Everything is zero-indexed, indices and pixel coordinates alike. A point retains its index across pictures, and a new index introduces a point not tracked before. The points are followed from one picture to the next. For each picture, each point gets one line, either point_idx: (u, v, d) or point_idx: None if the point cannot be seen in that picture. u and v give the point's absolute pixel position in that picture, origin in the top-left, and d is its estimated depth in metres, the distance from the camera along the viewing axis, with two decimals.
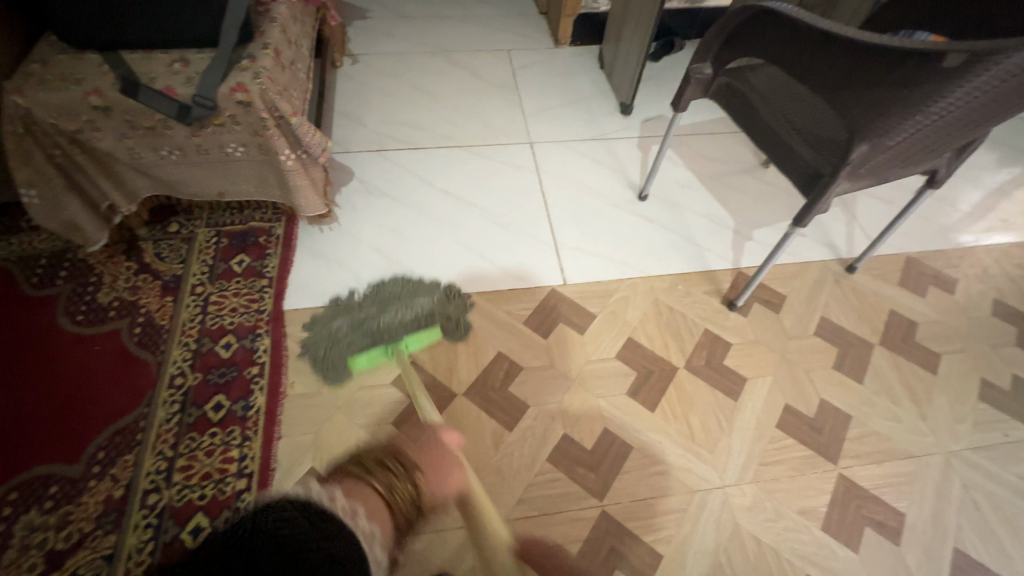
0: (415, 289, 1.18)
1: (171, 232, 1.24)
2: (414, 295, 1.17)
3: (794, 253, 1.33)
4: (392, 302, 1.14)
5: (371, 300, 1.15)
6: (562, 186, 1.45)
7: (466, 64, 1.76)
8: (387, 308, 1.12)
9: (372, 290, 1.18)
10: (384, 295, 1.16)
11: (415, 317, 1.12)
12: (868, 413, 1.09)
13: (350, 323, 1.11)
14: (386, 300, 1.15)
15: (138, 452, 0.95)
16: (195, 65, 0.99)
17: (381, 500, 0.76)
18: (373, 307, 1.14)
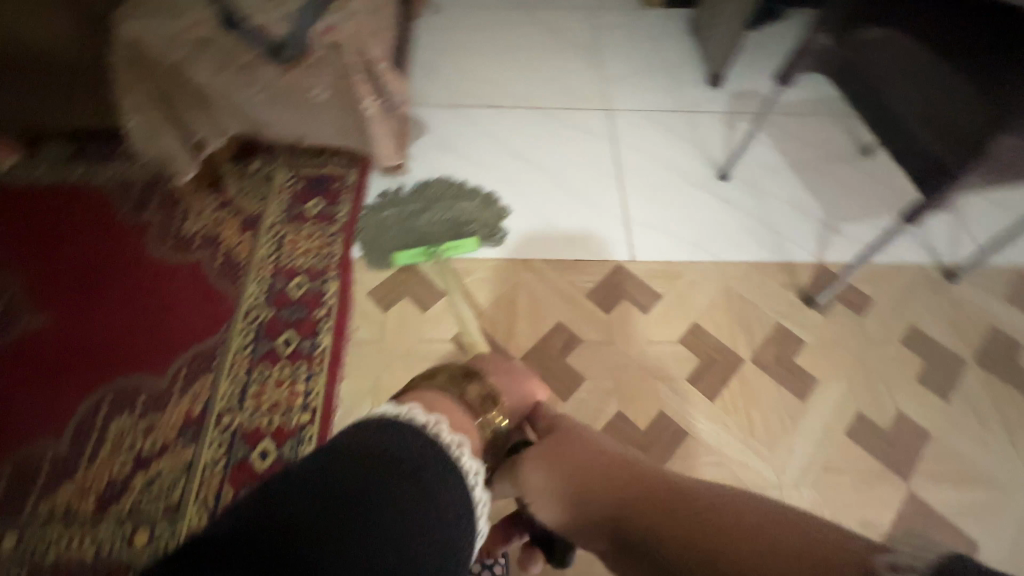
0: (458, 195, 1.26)
1: (252, 171, 1.28)
2: (456, 199, 1.25)
3: (887, 252, 1.22)
4: (435, 203, 1.23)
5: (417, 197, 1.24)
6: (639, 158, 1.38)
7: (548, 21, 1.68)
8: (431, 208, 1.21)
9: (417, 187, 1.26)
10: (429, 195, 1.25)
11: (455, 220, 1.21)
12: (951, 433, 1.01)
13: (396, 216, 1.20)
14: (431, 200, 1.24)
15: (216, 375, 1.02)
16: (290, 4, 0.99)
17: (464, 412, 0.60)
18: (417, 203, 1.22)
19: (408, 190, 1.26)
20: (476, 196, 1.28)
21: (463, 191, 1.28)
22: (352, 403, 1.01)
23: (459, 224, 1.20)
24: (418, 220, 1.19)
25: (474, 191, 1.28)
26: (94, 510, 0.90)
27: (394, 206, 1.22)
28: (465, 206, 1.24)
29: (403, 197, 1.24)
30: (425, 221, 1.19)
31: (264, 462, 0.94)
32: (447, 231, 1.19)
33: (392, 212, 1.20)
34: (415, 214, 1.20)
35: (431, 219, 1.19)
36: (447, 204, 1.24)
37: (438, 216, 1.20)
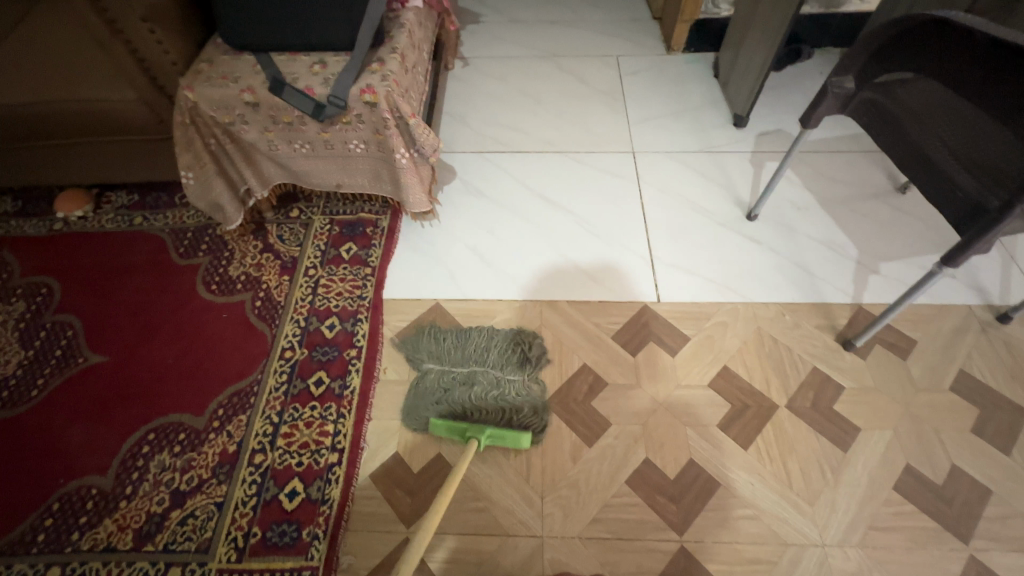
0: (508, 350, 1.10)
1: (293, 217, 1.37)
2: (504, 361, 1.09)
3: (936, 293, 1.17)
4: (483, 362, 1.08)
5: (462, 350, 1.10)
6: (663, 198, 1.39)
7: (573, 70, 1.75)
8: (480, 368, 1.07)
9: (458, 338, 1.12)
10: (477, 345, 1.11)
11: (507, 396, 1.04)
12: (1015, 491, 0.93)
13: (443, 375, 1.07)
14: (477, 356, 1.09)
15: (251, 414, 1.06)
16: (331, 67, 1.07)
17: None
18: (465, 358, 1.09)
19: (448, 341, 1.11)
20: (529, 353, 1.10)
21: (514, 348, 1.10)
22: (379, 444, 1.02)
23: (511, 391, 1.05)
24: (463, 381, 1.06)
25: (529, 347, 1.10)
26: (131, 546, 0.93)
27: (438, 359, 1.10)
28: (517, 368, 1.08)
29: (444, 350, 1.10)
30: (471, 387, 1.05)
31: (292, 502, 0.96)
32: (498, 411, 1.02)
33: (444, 367, 1.08)
34: (461, 375, 1.07)
35: (478, 387, 1.05)
36: (497, 364, 1.09)
37: (487, 378, 1.06)
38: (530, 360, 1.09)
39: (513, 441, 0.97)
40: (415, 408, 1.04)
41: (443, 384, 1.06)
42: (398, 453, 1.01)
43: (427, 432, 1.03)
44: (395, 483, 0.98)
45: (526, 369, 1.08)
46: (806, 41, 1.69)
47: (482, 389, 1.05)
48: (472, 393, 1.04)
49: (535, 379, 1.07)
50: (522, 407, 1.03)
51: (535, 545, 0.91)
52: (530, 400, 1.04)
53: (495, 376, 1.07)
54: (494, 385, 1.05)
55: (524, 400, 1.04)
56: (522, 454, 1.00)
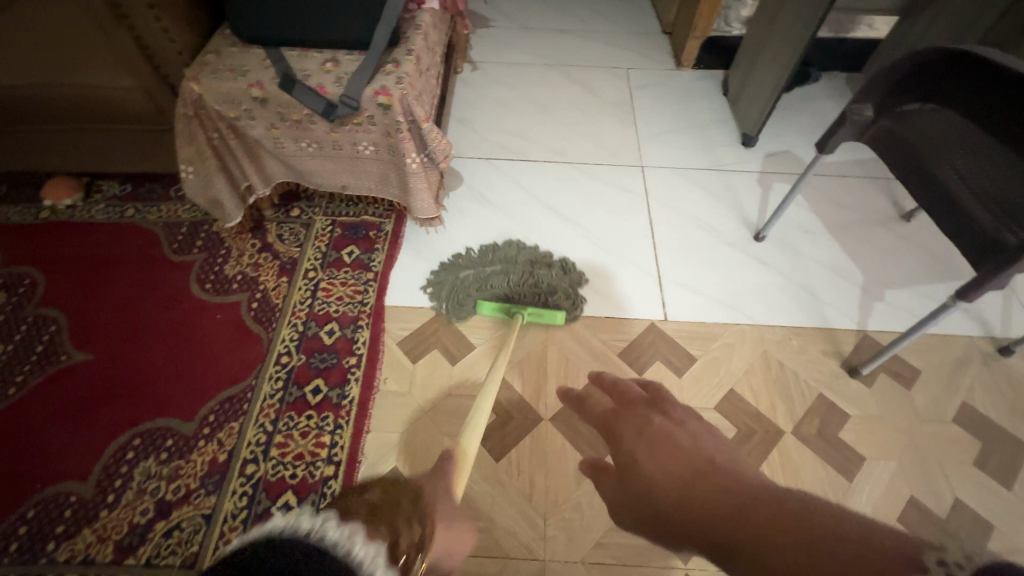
0: (538, 255, 1.23)
1: (293, 217, 1.33)
2: (534, 260, 1.22)
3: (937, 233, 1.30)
4: (515, 261, 1.21)
5: (497, 252, 1.23)
6: (671, 215, 1.38)
7: (583, 80, 1.73)
8: (514, 263, 1.20)
9: (490, 246, 1.25)
10: (511, 249, 1.24)
11: (543, 284, 1.16)
12: (1017, 527, 0.93)
13: (481, 270, 1.19)
14: (508, 256, 1.22)
15: (243, 421, 1.02)
16: (344, 66, 1.04)
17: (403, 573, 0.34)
18: (500, 258, 1.22)
19: (481, 249, 1.24)
20: (555, 261, 1.23)
21: (548, 257, 1.24)
22: (377, 458, 0.99)
23: (545, 281, 1.17)
24: (499, 274, 1.17)
25: (552, 257, 1.24)
26: (111, 558, 0.88)
27: (474, 261, 1.21)
28: (546, 266, 1.21)
29: (479, 254, 1.23)
30: (510, 277, 1.16)
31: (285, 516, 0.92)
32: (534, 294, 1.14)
33: (481, 267, 1.20)
34: (497, 270, 1.18)
35: (515, 276, 1.16)
36: (527, 262, 1.21)
37: (520, 271, 1.18)
38: (555, 262, 1.22)
39: (551, 318, 1.11)
40: (458, 300, 1.14)
41: (482, 279, 1.17)
42: (398, 467, 0.98)
43: (428, 447, 1.00)
44: None
45: (555, 266, 1.21)
46: (814, 65, 1.71)
47: (518, 278, 1.16)
48: (510, 280, 1.15)
49: (570, 278, 1.20)
50: (556, 292, 1.15)
51: (537, 568, 0.89)
52: (563, 290, 1.16)
53: (528, 269, 1.18)
54: (528, 274, 1.17)
55: (559, 289, 1.16)
56: (525, 472, 0.98)
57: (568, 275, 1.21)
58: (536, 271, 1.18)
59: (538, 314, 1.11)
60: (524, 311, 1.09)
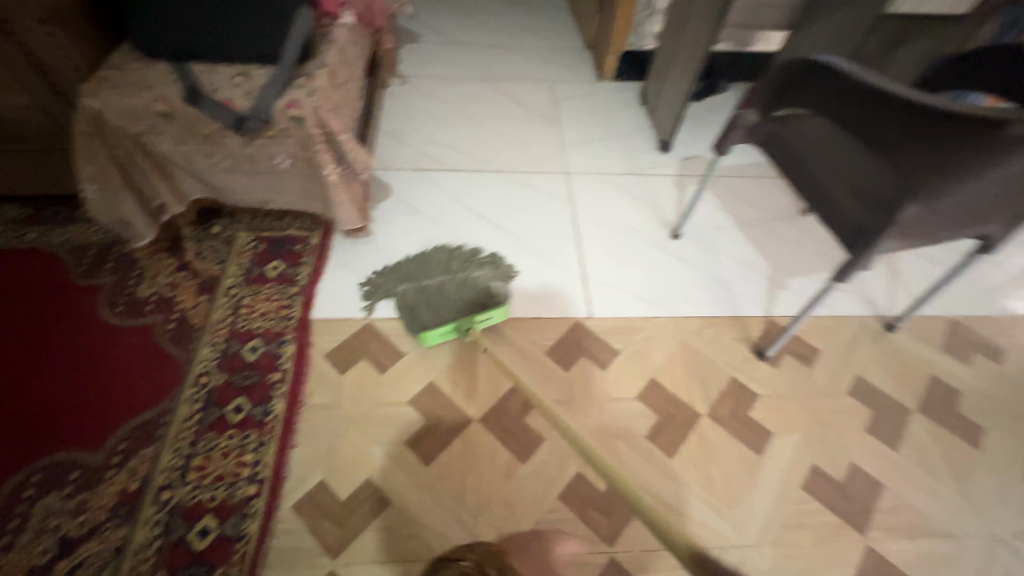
0: (465, 258, 1.29)
1: (213, 234, 1.29)
2: (464, 264, 1.27)
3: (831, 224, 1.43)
4: (448, 270, 1.25)
5: (425, 262, 1.27)
6: (594, 218, 1.44)
7: (511, 92, 1.79)
8: (445, 271, 1.24)
9: (419, 260, 1.27)
10: (438, 255, 1.29)
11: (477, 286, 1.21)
12: (904, 485, 1.03)
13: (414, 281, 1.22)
14: (437, 263, 1.26)
15: (158, 447, 0.97)
16: (255, 79, 1.03)
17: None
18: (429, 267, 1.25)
19: (411, 264, 1.26)
20: (484, 260, 1.30)
21: (475, 256, 1.31)
22: (304, 473, 0.97)
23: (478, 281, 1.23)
24: (438, 287, 1.20)
25: (481, 255, 1.31)
26: None
27: (410, 278, 1.23)
28: (477, 264, 1.28)
29: (410, 270, 1.25)
30: (445, 285, 1.20)
31: (204, 541, 0.88)
32: (471, 298, 1.18)
33: (419, 284, 1.22)
34: (434, 283, 1.21)
35: (451, 286, 1.20)
36: (459, 268, 1.26)
37: (456, 280, 1.22)
38: (485, 261, 1.29)
39: (492, 317, 1.14)
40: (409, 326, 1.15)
41: (423, 294, 1.20)
42: (325, 480, 0.96)
43: (356, 458, 0.99)
44: (320, 513, 0.93)
45: (485, 263, 1.29)
46: (722, 75, 1.84)
47: (455, 288, 1.20)
48: (449, 293, 1.18)
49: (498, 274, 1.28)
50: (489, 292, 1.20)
51: None
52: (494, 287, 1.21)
53: (460, 276, 1.23)
54: (461, 281, 1.21)
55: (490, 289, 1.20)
56: (455, 475, 0.99)
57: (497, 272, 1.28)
58: (467, 273, 1.25)
59: (480, 319, 1.13)
60: (469, 319, 1.12)
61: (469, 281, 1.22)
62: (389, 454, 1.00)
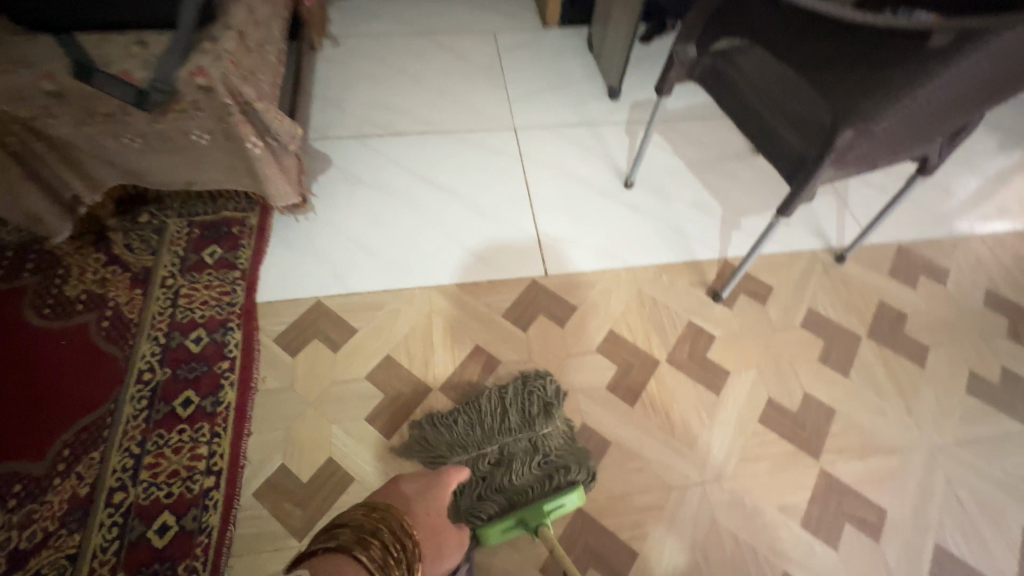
0: (525, 402, 0.98)
1: (142, 223, 1.20)
2: (529, 419, 0.96)
3: None
4: (515, 439, 0.93)
5: (477, 425, 0.95)
6: (545, 173, 1.40)
7: (451, 46, 1.68)
8: (506, 436, 0.93)
9: (469, 416, 0.96)
10: (491, 412, 0.96)
11: (545, 454, 0.93)
12: (853, 408, 1.06)
13: (469, 459, 0.92)
14: (493, 426, 0.94)
15: (104, 450, 0.93)
16: (153, 48, 0.95)
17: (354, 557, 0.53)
18: (484, 433, 0.94)
19: (462, 425, 0.95)
20: (551, 401, 0.98)
21: (533, 396, 0.98)
22: (262, 459, 0.95)
23: (546, 446, 0.93)
24: (503, 468, 0.91)
25: (544, 389, 1.00)
26: None
27: (464, 450, 0.93)
28: (542, 415, 0.96)
29: (461, 439, 0.94)
30: (509, 463, 0.91)
31: (164, 538, 0.87)
32: (541, 479, 0.91)
33: (475, 457, 0.92)
34: (496, 458, 0.92)
35: (517, 467, 0.90)
36: (524, 428, 0.95)
37: (521, 446, 0.93)
38: (551, 402, 0.98)
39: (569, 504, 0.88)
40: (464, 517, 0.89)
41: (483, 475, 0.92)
42: (285, 464, 0.95)
43: (315, 439, 0.98)
44: (283, 497, 0.92)
45: (547, 406, 0.97)
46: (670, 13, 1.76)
47: (523, 466, 0.91)
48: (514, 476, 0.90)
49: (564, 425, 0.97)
50: (566, 464, 0.92)
51: None
52: (574, 454, 0.94)
53: (528, 444, 0.93)
54: (529, 453, 0.92)
55: (566, 459, 0.93)
56: None
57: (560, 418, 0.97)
58: (535, 432, 0.94)
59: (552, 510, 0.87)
60: (539, 511, 0.85)
61: (537, 449, 0.93)
62: (348, 431, 0.99)
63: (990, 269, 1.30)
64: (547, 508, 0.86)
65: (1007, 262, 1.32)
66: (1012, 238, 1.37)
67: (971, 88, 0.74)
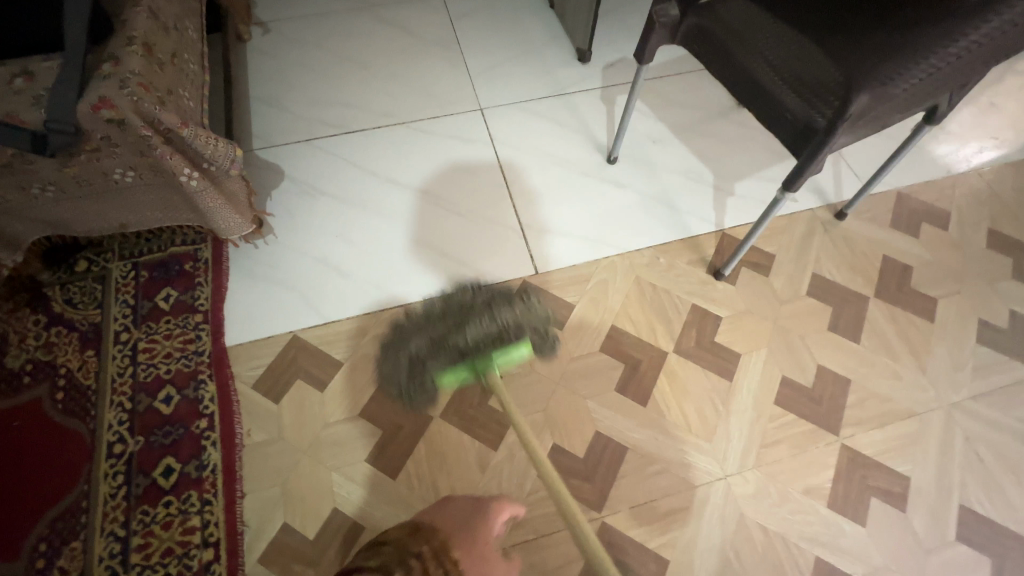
0: (494, 291, 0.97)
1: (81, 272, 1.06)
2: (492, 297, 0.96)
3: None
4: (474, 312, 0.93)
5: (439, 305, 0.95)
6: (520, 156, 1.28)
7: (396, 20, 1.50)
8: (465, 313, 0.93)
9: (432, 304, 0.96)
10: (454, 296, 0.96)
11: (504, 324, 0.92)
12: (868, 375, 1.03)
13: (426, 338, 0.91)
14: (452, 305, 0.95)
15: (87, 537, 0.86)
16: (41, 77, 0.80)
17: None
18: (445, 311, 0.94)
19: (425, 312, 0.95)
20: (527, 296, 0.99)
21: (505, 290, 0.98)
22: (261, 520, 0.89)
23: (508, 319, 0.93)
24: (457, 335, 0.90)
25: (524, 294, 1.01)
26: None
27: (422, 331, 0.92)
28: (507, 300, 0.96)
29: (421, 322, 0.93)
30: (464, 330, 0.90)
31: None
32: (495, 340, 0.91)
33: (432, 328, 0.92)
34: (453, 327, 0.91)
35: (475, 329, 0.90)
36: (486, 304, 0.95)
37: (481, 321, 0.92)
38: (524, 296, 0.98)
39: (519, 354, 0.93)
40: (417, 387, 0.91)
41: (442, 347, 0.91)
42: (288, 522, 0.89)
43: (315, 490, 0.92)
44: (291, 557, 0.87)
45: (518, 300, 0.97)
46: None
47: (478, 329, 0.90)
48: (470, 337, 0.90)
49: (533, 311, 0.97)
50: (524, 330, 0.93)
51: None
52: (534, 322, 0.96)
53: (488, 312, 0.93)
54: (489, 320, 0.92)
55: (525, 327, 0.94)
56: (427, 480, 0.93)
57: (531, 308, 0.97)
58: (496, 310, 0.94)
59: (501, 359, 0.92)
60: (489, 360, 0.90)
61: (497, 321, 0.92)
62: (350, 476, 0.93)
63: (991, 206, 1.26)
64: (495, 355, 0.90)
65: (1006, 196, 1.28)
66: (1010, 169, 1.32)
67: (960, 72, 0.76)
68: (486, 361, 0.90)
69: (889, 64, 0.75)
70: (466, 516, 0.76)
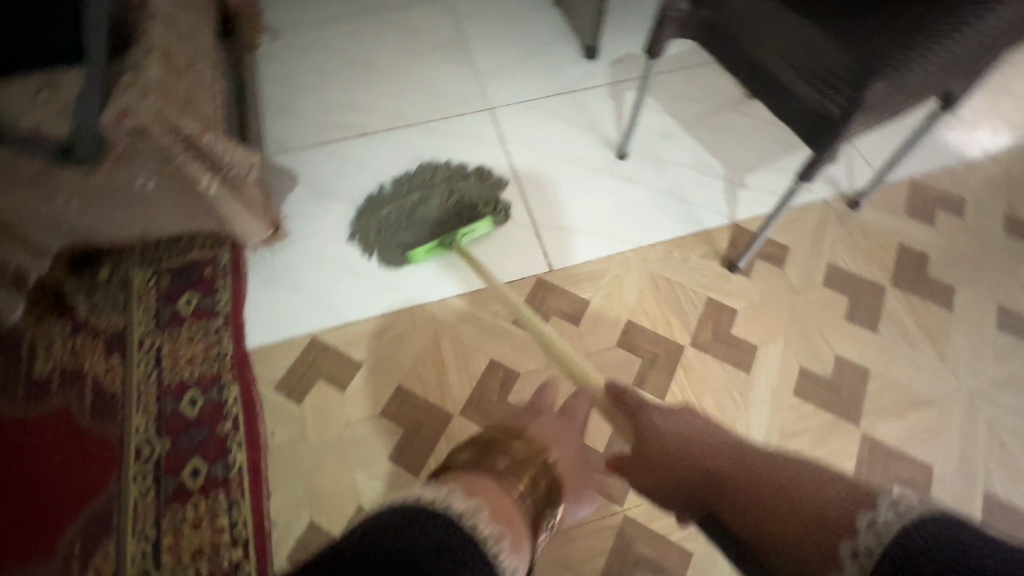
0: (452, 172, 1.18)
1: (103, 279, 1.08)
2: (449, 176, 1.17)
3: None
4: (435, 185, 1.14)
5: (408, 182, 1.15)
6: (530, 154, 1.29)
7: (403, 22, 1.51)
8: (429, 188, 1.13)
9: (402, 180, 1.15)
10: (420, 177, 1.16)
11: (462, 198, 1.13)
12: (887, 364, 1.03)
13: (396, 208, 1.11)
14: (419, 182, 1.15)
15: (118, 539, 0.88)
16: (65, 90, 0.83)
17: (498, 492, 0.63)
18: (412, 186, 1.14)
19: (396, 186, 1.14)
20: (480, 175, 1.21)
21: (462, 173, 1.19)
22: (288, 519, 0.91)
23: (464, 193, 1.14)
24: (422, 205, 1.11)
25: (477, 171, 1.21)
26: None
27: (396, 202, 1.12)
28: (462, 178, 1.18)
29: (394, 196, 1.13)
30: (429, 200, 1.11)
31: None
32: (455, 209, 1.11)
33: (402, 199, 1.12)
34: (421, 199, 1.11)
35: (437, 199, 1.11)
36: (444, 180, 1.16)
37: (442, 194, 1.12)
38: (476, 175, 1.20)
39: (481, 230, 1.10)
40: (392, 252, 1.09)
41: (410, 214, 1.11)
42: (314, 520, 0.91)
43: (340, 489, 0.93)
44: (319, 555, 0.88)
45: (471, 177, 1.19)
46: None
47: (441, 200, 1.11)
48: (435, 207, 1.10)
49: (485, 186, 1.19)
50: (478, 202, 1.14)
51: None
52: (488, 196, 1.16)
53: (448, 186, 1.14)
54: (448, 192, 1.12)
55: (480, 200, 1.14)
56: None
57: (484, 183, 1.20)
58: (454, 185, 1.15)
59: (466, 235, 1.08)
60: (456, 235, 1.07)
61: (455, 194, 1.13)
62: (373, 474, 0.94)
63: (1007, 192, 1.25)
64: (460, 232, 1.07)
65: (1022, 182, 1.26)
66: None
67: (966, 59, 0.75)
68: (451, 233, 1.07)
69: (903, 48, 0.73)
70: (557, 427, 0.83)
